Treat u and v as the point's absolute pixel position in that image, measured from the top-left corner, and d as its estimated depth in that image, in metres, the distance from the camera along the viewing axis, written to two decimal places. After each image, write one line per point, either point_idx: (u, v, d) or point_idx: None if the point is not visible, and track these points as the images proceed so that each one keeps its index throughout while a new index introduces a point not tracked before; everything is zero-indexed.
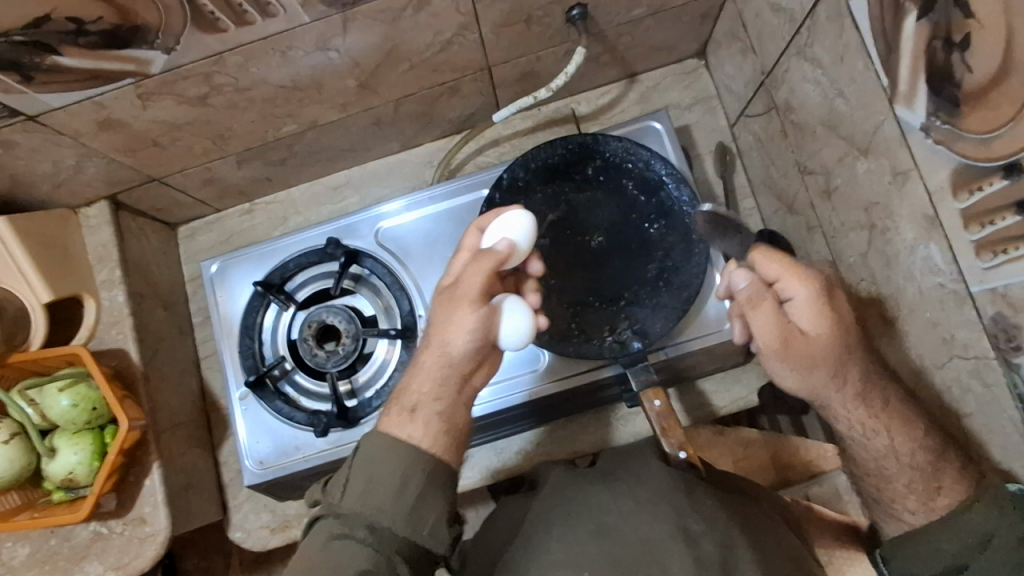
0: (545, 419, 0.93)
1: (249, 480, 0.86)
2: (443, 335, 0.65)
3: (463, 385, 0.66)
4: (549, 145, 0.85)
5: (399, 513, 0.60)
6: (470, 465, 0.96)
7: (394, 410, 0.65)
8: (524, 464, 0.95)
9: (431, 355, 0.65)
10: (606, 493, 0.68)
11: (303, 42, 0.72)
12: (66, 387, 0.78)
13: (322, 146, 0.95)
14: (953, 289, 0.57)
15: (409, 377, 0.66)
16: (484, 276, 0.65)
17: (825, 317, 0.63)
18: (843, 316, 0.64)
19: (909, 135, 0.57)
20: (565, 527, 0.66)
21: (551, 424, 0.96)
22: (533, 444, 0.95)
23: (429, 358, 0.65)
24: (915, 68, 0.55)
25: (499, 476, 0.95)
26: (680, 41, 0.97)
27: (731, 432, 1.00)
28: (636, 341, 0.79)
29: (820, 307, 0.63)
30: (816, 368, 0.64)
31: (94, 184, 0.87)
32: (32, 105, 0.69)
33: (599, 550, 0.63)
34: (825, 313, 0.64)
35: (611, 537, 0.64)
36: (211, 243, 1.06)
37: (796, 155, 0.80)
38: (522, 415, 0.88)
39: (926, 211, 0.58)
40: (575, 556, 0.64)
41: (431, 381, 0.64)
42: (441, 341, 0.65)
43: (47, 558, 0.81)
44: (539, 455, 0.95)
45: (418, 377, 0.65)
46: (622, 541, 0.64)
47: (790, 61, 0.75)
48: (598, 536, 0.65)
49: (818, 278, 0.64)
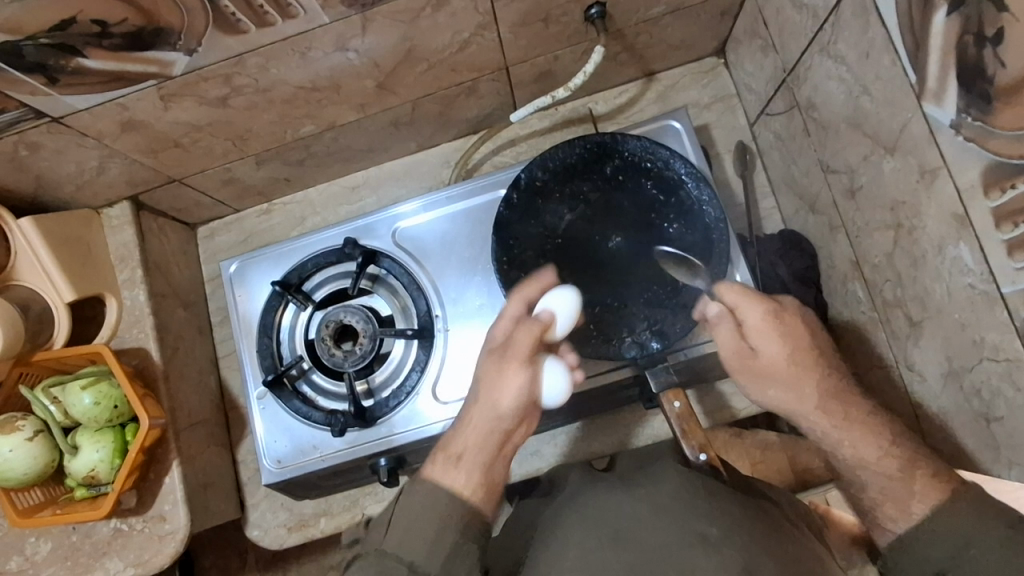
0: (555, 423, 0.93)
1: (267, 479, 0.87)
2: (491, 392, 0.68)
3: (506, 439, 0.69)
4: (567, 145, 0.85)
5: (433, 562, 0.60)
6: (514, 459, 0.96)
7: (439, 457, 0.68)
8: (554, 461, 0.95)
9: (477, 409, 0.69)
10: (625, 496, 0.67)
11: (322, 43, 0.73)
12: (89, 385, 0.79)
13: (340, 146, 0.96)
14: (983, 290, 0.56)
15: (454, 431, 0.69)
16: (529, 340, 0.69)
17: (774, 336, 0.65)
18: (796, 334, 0.66)
19: (938, 132, 0.56)
20: (583, 532, 0.65)
21: (561, 427, 0.95)
22: (544, 447, 0.95)
23: (475, 416, 0.68)
24: (945, 64, 0.53)
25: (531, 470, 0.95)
26: (699, 39, 0.96)
27: (749, 436, 1.00)
28: (654, 341, 0.79)
29: (773, 332, 0.65)
30: (769, 383, 0.66)
31: (116, 185, 0.88)
32: (57, 107, 0.70)
33: (616, 557, 0.62)
34: (775, 332, 0.66)
35: (628, 542, 0.63)
36: (230, 244, 1.06)
37: (819, 154, 0.79)
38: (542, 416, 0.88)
39: (955, 211, 0.57)
40: (590, 562, 0.62)
41: (477, 434, 0.68)
42: (488, 400, 0.68)
43: (69, 554, 0.82)
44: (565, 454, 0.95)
45: (464, 431, 0.68)
46: (639, 546, 0.62)
47: (813, 59, 0.74)
48: (614, 542, 0.63)
49: (769, 300, 0.66)
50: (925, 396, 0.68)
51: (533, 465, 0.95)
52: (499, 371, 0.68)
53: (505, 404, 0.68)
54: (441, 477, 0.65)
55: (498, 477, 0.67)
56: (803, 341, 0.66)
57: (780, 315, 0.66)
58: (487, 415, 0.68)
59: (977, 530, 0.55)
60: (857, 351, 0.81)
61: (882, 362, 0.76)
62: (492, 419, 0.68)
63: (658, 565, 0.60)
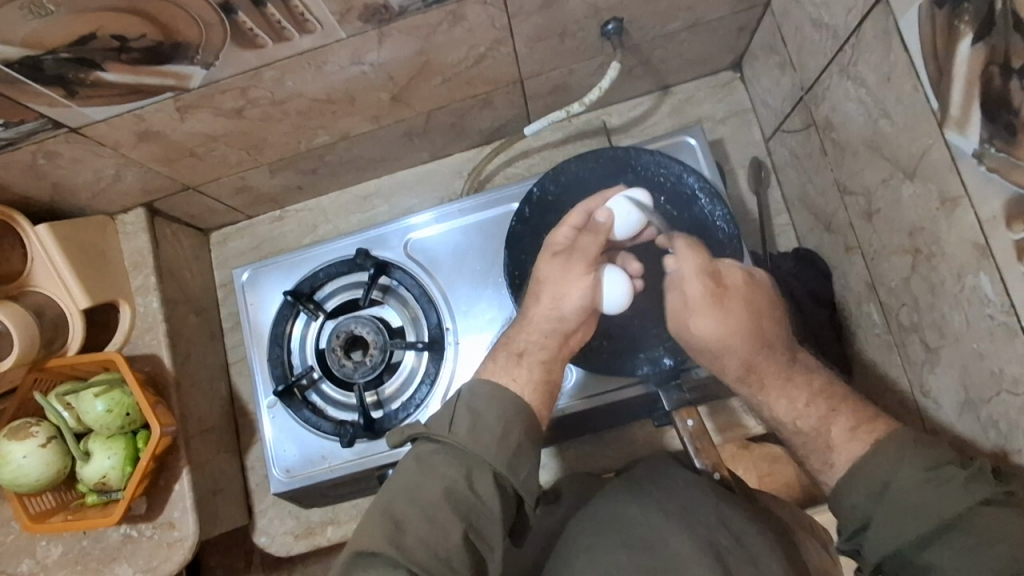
0: (567, 435, 0.93)
1: (276, 487, 0.87)
2: (554, 294, 0.75)
3: (566, 340, 0.76)
4: (579, 158, 0.84)
5: (498, 460, 0.64)
6: (543, 462, 0.95)
7: (500, 355, 0.75)
8: (574, 459, 0.94)
9: (540, 308, 0.76)
10: (633, 505, 0.67)
11: (338, 57, 0.73)
12: (101, 392, 0.79)
13: (354, 156, 0.96)
14: (1003, 321, 0.55)
15: (517, 329, 0.77)
16: (599, 247, 0.76)
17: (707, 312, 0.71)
18: (740, 308, 0.72)
19: (960, 160, 0.55)
20: (594, 537, 0.64)
21: (574, 439, 0.95)
22: (556, 459, 0.95)
23: (539, 315, 0.76)
24: (969, 94, 0.53)
25: (556, 468, 0.95)
26: (714, 54, 0.95)
27: (756, 448, 1.00)
28: (666, 358, 0.78)
29: (706, 310, 0.71)
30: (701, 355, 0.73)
31: (132, 193, 0.89)
32: (75, 117, 0.70)
33: (629, 559, 0.61)
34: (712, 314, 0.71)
35: (642, 549, 0.62)
36: (242, 250, 1.07)
37: (836, 174, 0.78)
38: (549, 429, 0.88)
39: (976, 240, 0.56)
40: (604, 565, 0.61)
41: (539, 332, 0.75)
42: (551, 300, 0.76)
43: (79, 559, 0.83)
44: (583, 455, 0.94)
45: (526, 327, 0.76)
46: (651, 550, 0.61)
47: (832, 78, 0.73)
48: (626, 546, 0.62)
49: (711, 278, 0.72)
50: (940, 423, 0.67)
51: (547, 475, 0.95)
52: (564, 276, 0.76)
53: (565, 303, 0.75)
54: (504, 370, 0.73)
55: (549, 381, 0.74)
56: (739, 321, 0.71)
57: (721, 297, 0.72)
58: (548, 321, 0.75)
59: (903, 471, 0.59)
60: (870, 372, 0.81)
61: (896, 385, 0.75)
62: (545, 319, 0.75)
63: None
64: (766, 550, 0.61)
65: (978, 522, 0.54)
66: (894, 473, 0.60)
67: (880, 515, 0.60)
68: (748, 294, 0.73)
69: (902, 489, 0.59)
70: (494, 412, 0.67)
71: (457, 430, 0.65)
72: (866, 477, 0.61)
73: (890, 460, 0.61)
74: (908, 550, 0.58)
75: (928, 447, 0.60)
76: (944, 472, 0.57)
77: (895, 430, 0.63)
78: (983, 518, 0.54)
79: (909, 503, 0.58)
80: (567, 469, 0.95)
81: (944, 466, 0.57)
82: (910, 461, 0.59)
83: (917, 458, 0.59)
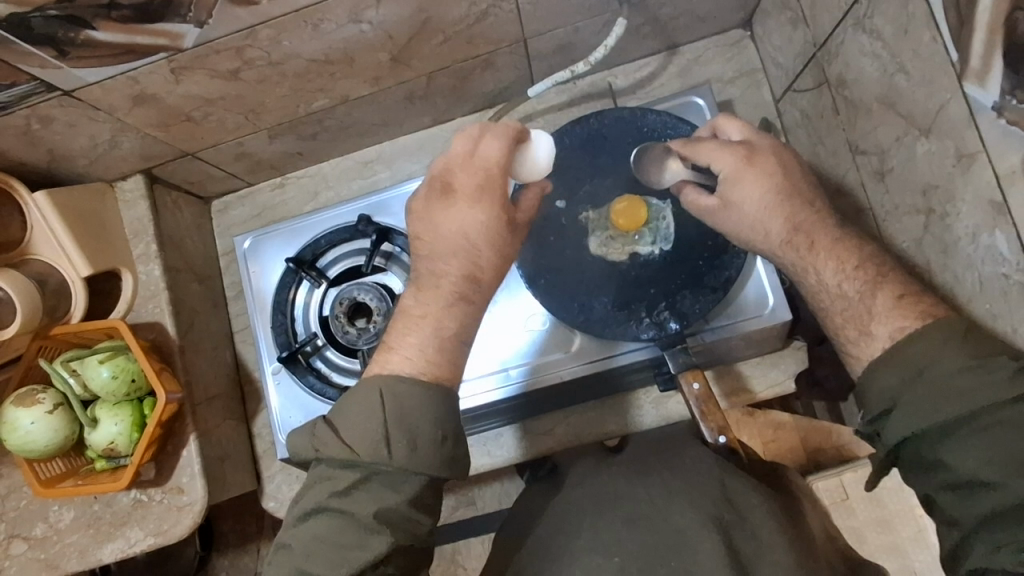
0: (543, 407, 0.91)
1: (283, 453, 0.88)
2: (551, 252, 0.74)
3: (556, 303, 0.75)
4: (585, 120, 0.83)
5: None
6: (502, 443, 0.93)
7: None
8: (543, 439, 0.93)
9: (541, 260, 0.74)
10: (639, 484, 0.69)
11: (336, 14, 0.71)
12: (106, 359, 0.80)
13: (354, 120, 0.94)
14: (1018, 280, 0.54)
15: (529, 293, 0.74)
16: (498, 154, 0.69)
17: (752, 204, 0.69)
18: (755, 194, 0.69)
19: (978, 114, 0.54)
20: (596, 515, 0.67)
21: (548, 415, 0.93)
22: (525, 429, 0.93)
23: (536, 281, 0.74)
24: (991, 43, 0.51)
25: (527, 448, 0.93)
26: (724, 10, 0.92)
27: (762, 415, 1.04)
28: (672, 322, 0.78)
29: (738, 213, 0.70)
30: (739, 229, 0.70)
31: (130, 159, 0.87)
32: (68, 80, 0.69)
33: (632, 538, 0.64)
34: (761, 208, 0.69)
35: (644, 526, 0.65)
36: (243, 218, 1.06)
37: (848, 134, 0.76)
38: (528, 402, 0.87)
39: (992, 197, 0.54)
40: (605, 541, 0.65)
41: None
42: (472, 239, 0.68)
43: (91, 523, 0.84)
44: (556, 434, 0.93)
45: None
46: (655, 528, 0.64)
47: (846, 33, 0.71)
48: (628, 522, 0.65)
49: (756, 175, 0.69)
50: None
51: (521, 449, 0.93)
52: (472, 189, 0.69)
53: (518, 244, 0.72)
54: None
55: None
56: (768, 229, 0.69)
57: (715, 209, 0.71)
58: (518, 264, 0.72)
59: (942, 358, 0.57)
60: None
61: None
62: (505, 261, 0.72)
63: (672, 549, 0.62)
64: (769, 522, 0.64)
65: (1005, 418, 0.53)
66: (934, 361, 0.57)
67: (905, 399, 0.58)
68: (762, 177, 0.69)
69: (932, 376, 0.56)
70: (416, 412, 0.62)
71: (355, 423, 0.61)
72: (899, 361, 0.59)
73: (933, 347, 0.57)
74: (930, 440, 0.56)
75: (977, 338, 0.56)
76: (991, 363, 0.54)
77: (948, 318, 0.59)
78: (1012, 416, 0.52)
79: (931, 392, 0.56)
80: (540, 454, 0.93)
81: (991, 357, 0.55)
82: (953, 346, 0.56)
83: (959, 348, 0.56)
